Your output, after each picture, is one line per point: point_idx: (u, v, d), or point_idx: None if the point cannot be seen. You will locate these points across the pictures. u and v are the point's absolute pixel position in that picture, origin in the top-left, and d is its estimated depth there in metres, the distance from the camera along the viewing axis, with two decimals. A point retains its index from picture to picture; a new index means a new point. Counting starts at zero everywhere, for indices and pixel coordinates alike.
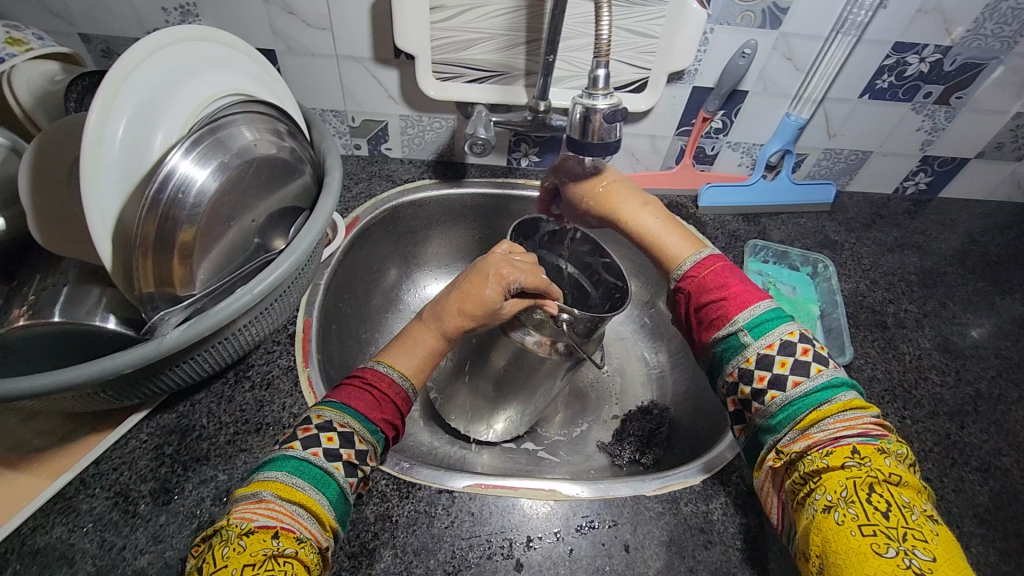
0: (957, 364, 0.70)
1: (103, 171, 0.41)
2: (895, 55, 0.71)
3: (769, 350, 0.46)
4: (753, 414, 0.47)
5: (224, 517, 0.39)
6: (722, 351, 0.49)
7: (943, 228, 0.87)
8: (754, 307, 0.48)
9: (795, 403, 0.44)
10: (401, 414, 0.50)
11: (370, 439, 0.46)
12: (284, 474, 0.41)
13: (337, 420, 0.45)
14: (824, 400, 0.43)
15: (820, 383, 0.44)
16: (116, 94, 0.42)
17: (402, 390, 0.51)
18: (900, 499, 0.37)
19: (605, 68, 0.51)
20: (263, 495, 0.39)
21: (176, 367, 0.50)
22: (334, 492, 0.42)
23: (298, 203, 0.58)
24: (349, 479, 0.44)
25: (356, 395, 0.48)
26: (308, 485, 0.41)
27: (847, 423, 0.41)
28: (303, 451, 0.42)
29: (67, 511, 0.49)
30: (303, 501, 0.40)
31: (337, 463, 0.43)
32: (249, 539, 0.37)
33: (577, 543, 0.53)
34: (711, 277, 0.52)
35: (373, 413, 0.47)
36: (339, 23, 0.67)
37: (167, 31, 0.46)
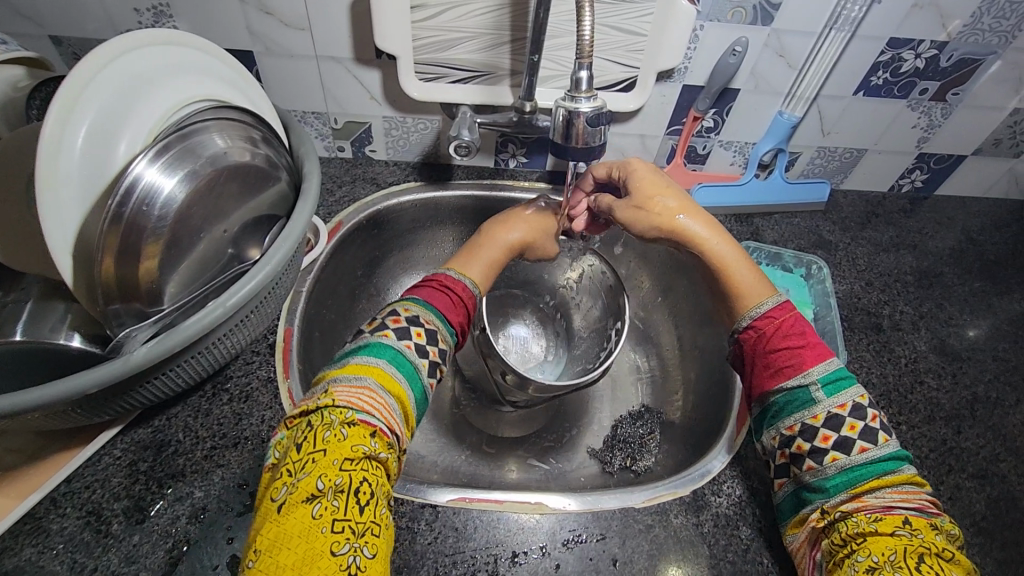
0: (953, 367, 0.69)
1: (61, 183, 0.39)
2: (890, 51, 0.69)
3: (841, 410, 0.48)
4: (802, 471, 0.49)
5: (323, 398, 0.43)
6: (784, 400, 0.51)
7: (939, 226, 0.86)
8: (829, 362, 0.50)
9: (857, 470, 0.46)
10: (470, 313, 0.57)
11: (447, 337, 0.52)
12: (384, 363, 0.46)
13: (422, 315, 0.51)
14: (886, 470, 0.45)
15: (885, 453, 0.46)
16: (75, 101, 0.40)
17: (470, 290, 0.58)
18: (951, 573, 0.39)
19: (588, 69, 0.49)
20: (365, 382, 0.44)
21: (148, 383, 0.48)
22: (418, 391, 0.47)
23: (275, 210, 0.56)
24: (430, 379, 0.49)
25: (436, 296, 0.54)
26: (401, 377, 0.46)
27: (903, 496, 0.44)
28: (396, 342, 0.48)
29: (37, 531, 0.48)
30: (395, 395, 0.45)
31: (424, 360, 0.48)
32: (351, 431, 0.40)
33: (564, 558, 0.51)
34: (787, 326, 0.53)
35: (449, 313, 0.54)
36: (318, 23, 0.65)
37: (134, 35, 0.44)
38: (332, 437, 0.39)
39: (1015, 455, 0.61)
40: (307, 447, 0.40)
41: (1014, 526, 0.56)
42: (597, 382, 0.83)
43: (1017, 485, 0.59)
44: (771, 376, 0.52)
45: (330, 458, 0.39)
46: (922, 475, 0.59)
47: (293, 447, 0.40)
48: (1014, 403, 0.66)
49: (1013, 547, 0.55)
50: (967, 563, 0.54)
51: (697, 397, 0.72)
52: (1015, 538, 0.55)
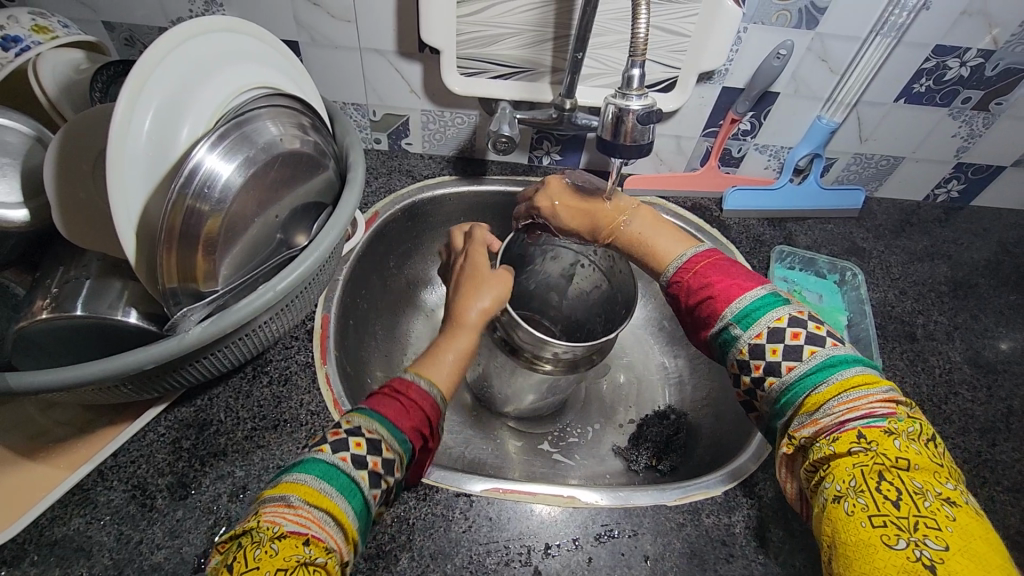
0: (988, 379, 0.69)
1: (128, 165, 0.40)
2: (935, 59, 0.68)
3: (759, 339, 0.45)
4: (761, 399, 0.46)
5: (253, 517, 0.39)
6: (720, 345, 0.48)
7: (974, 237, 0.85)
8: (742, 298, 0.47)
9: (793, 388, 0.43)
10: (432, 423, 0.48)
11: (398, 448, 0.44)
12: (313, 479, 0.40)
13: (367, 425, 0.44)
14: (821, 382, 0.42)
15: (813, 366, 0.43)
16: (143, 85, 0.41)
17: (429, 395, 0.48)
18: (911, 485, 0.36)
19: (640, 67, 0.50)
20: (290, 498, 0.39)
21: (195, 363, 0.50)
22: (360, 503, 0.41)
23: (321, 197, 0.57)
24: (373, 489, 0.42)
25: (387, 402, 0.47)
26: (335, 492, 0.40)
27: (852, 404, 0.40)
28: (331, 454, 0.42)
29: (85, 503, 0.49)
30: (326, 507, 0.39)
31: (363, 472, 0.42)
32: (282, 543, 0.36)
33: (596, 553, 0.52)
34: (695, 276, 0.50)
35: (401, 421, 0.45)
36: (364, 15, 0.66)
37: (196, 22, 0.45)
38: (262, 554, 0.36)
39: None
40: (239, 565, 0.36)
41: None
42: (623, 381, 0.83)
43: None
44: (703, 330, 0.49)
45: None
46: None
47: (225, 565, 0.37)
48: None
49: None
50: None
51: (726, 400, 0.72)
52: None
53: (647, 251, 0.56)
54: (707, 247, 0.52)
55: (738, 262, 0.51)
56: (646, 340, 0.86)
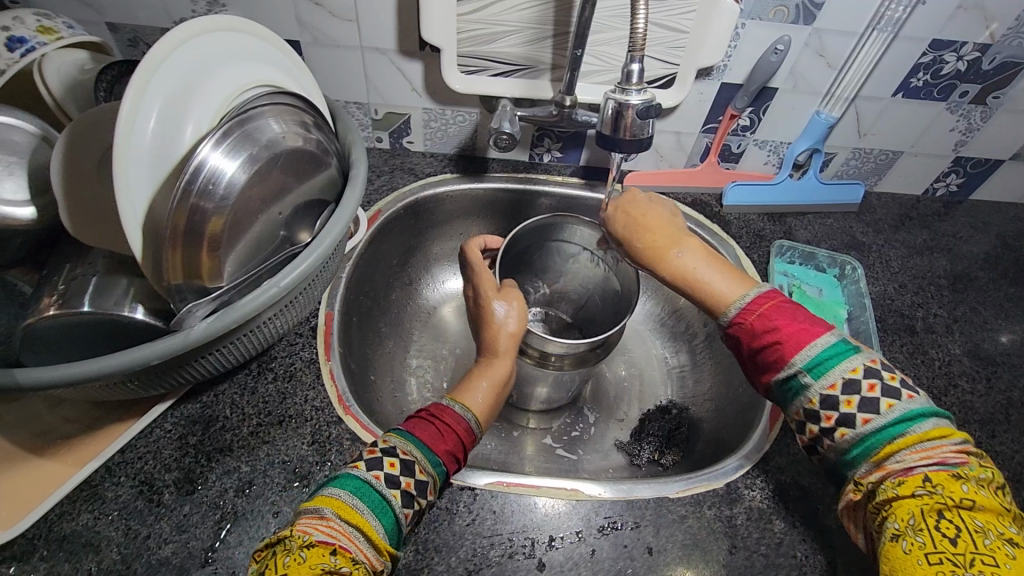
0: (988, 371, 0.69)
1: (134, 162, 0.41)
2: (932, 53, 0.69)
3: (832, 391, 0.44)
4: (825, 449, 0.46)
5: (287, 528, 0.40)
6: (783, 393, 0.47)
7: (973, 230, 0.85)
8: (811, 346, 0.45)
9: (866, 441, 0.42)
10: (466, 446, 0.50)
11: (431, 471, 0.45)
12: (345, 493, 0.41)
13: (402, 446, 0.45)
14: (898, 433, 0.42)
15: (892, 418, 0.42)
16: (147, 84, 0.42)
17: (464, 419, 0.50)
18: (972, 523, 0.37)
19: (639, 62, 0.50)
20: (323, 512, 0.39)
21: (201, 359, 0.50)
22: (391, 521, 0.41)
23: (323, 195, 0.57)
24: (406, 509, 0.43)
25: (423, 427, 0.48)
26: (367, 509, 0.41)
27: (925, 453, 0.41)
28: (365, 471, 0.42)
29: (93, 498, 0.50)
30: (358, 523, 0.39)
31: (395, 491, 0.42)
32: (310, 552, 0.37)
33: (599, 544, 0.52)
34: (758, 321, 0.47)
35: (436, 444, 0.47)
36: (365, 14, 0.66)
37: (198, 22, 0.46)
38: (290, 562, 0.36)
39: None
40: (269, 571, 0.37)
41: None
42: (624, 376, 0.83)
43: None
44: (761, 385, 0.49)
45: None
46: None
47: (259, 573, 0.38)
48: None
49: None
50: None
51: (728, 393, 0.72)
52: None
53: (697, 292, 0.52)
54: (769, 290, 0.49)
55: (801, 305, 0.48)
56: (648, 336, 0.86)
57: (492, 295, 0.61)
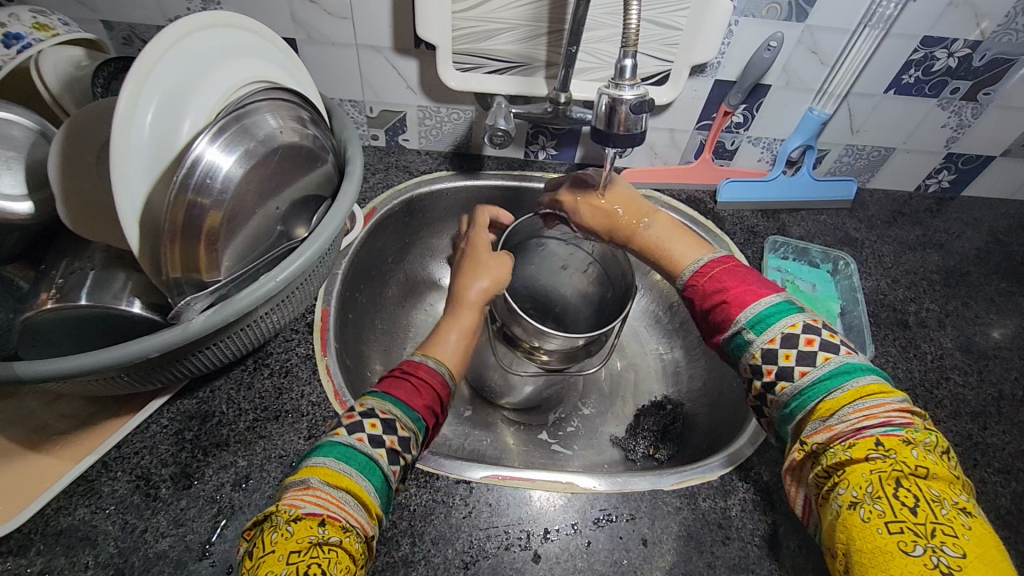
0: (979, 365, 0.70)
1: (132, 157, 0.41)
2: (923, 50, 0.70)
3: (773, 345, 0.45)
4: (771, 406, 0.46)
5: (274, 503, 0.40)
6: (732, 350, 0.48)
7: (965, 226, 0.86)
8: (758, 303, 0.47)
9: (805, 393, 0.43)
10: (443, 400, 0.50)
11: (412, 427, 0.45)
12: (332, 461, 0.41)
13: (380, 406, 0.45)
14: (836, 388, 0.42)
15: (828, 371, 0.43)
16: (144, 79, 0.42)
17: (439, 373, 0.51)
18: (928, 493, 0.37)
19: (633, 58, 0.50)
20: (309, 482, 0.39)
21: (198, 353, 0.50)
22: (379, 480, 0.42)
23: (320, 191, 0.58)
24: (393, 467, 0.43)
25: (398, 385, 0.48)
26: (354, 471, 0.41)
27: (868, 413, 0.40)
28: (348, 437, 0.42)
29: (90, 493, 0.50)
30: (347, 487, 0.40)
31: (381, 450, 0.42)
32: (298, 525, 0.37)
33: (594, 536, 0.53)
34: (709, 283, 0.51)
35: (413, 400, 0.47)
36: (361, 12, 0.67)
37: (196, 18, 0.46)
38: (278, 538, 0.37)
39: None
40: (258, 549, 0.37)
41: None
42: (620, 372, 0.84)
43: None
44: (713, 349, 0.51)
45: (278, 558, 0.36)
46: None
47: (250, 547, 0.38)
48: None
49: None
50: None
51: (722, 388, 0.73)
52: None
53: (660, 254, 0.57)
54: (724, 254, 0.53)
55: (752, 268, 0.51)
56: (643, 332, 0.87)
57: (483, 262, 0.64)
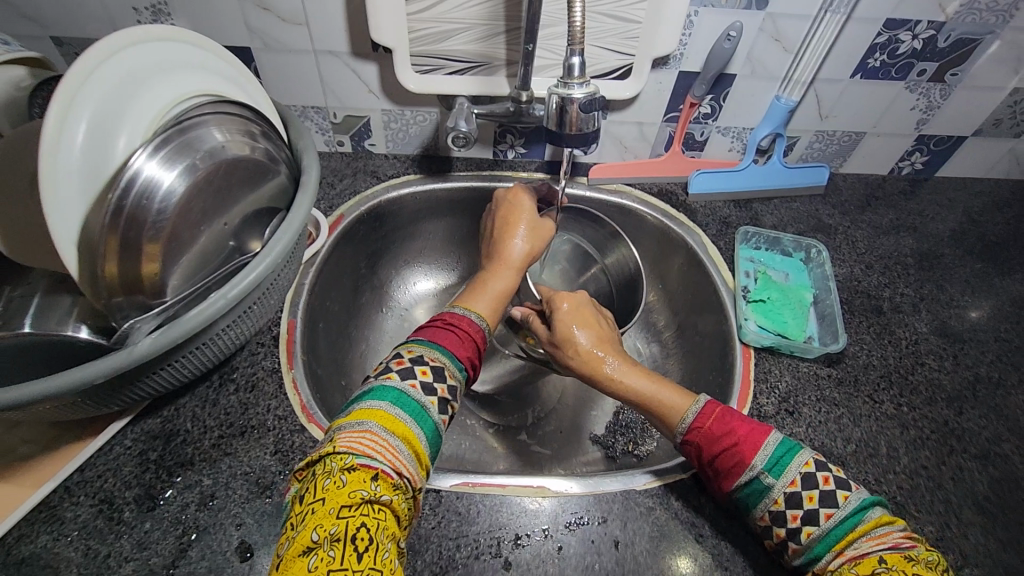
0: (954, 348, 0.69)
1: (63, 178, 0.40)
2: (887, 33, 0.69)
3: (793, 488, 0.47)
4: (792, 554, 0.47)
5: (327, 445, 0.40)
6: (744, 497, 0.49)
7: (940, 208, 0.85)
8: (766, 445, 0.49)
9: (831, 534, 0.45)
10: (482, 353, 0.53)
11: (458, 375, 0.48)
12: (388, 406, 0.42)
13: (428, 354, 0.47)
14: (858, 521, 0.44)
15: (850, 510, 0.45)
16: (74, 96, 0.41)
17: (481, 327, 0.53)
18: None
19: (580, 55, 0.49)
20: (368, 425, 0.41)
21: (156, 374, 0.49)
22: (429, 429, 0.44)
23: (275, 203, 0.57)
24: (441, 415, 0.46)
25: (441, 334, 0.50)
26: (408, 417, 0.43)
27: (878, 539, 0.43)
28: (401, 381, 0.44)
29: (52, 519, 0.49)
30: (402, 435, 0.41)
31: (432, 397, 0.45)
32: (351, 476, 0.37)
33: (566, 540, 0.52)
34: (715, 425, 0.51)
35: (457, 349, 0.50)
36: (315, 18, 0.66)
37: (129, 32, 0.45)
38: (331, 485, 0.37)
39: (1017, 434, 0.62)
40: (309, 494, 0.37)
41: (1016, 505, 0.57)
42: None
43: (1019, 464, 0.60)
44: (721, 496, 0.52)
45: (327, 508, 0.36)
46: (923, 456, 0.60)
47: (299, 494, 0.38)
48: (1016, 383, 0.66)
49: (1015, 525, 0.55)
50: (968, 543, 0.54)
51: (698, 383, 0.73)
52: (1017, 516, 0.56)
53: (651, 401, 0.55)
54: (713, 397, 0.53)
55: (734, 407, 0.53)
56: None
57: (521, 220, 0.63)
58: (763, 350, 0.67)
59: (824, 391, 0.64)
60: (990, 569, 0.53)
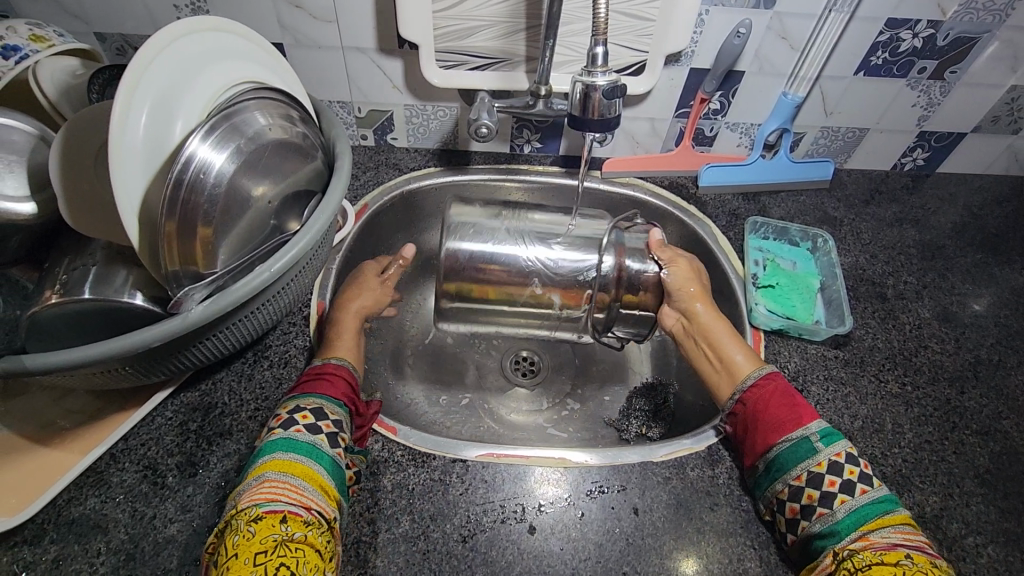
0: (956, 332, 0.72)
1: (129, 155, 0.43)
2: (888, 31, 0.72)
3: (837, 458, 0.51)
4: (810, 521, 0.50)
5: (231, 510, 0.46)
6: (785, 454, 0.53)
7: (941, 202, 0.88)
8: (818, 419, 0.55)
9: (861, 509, 0.49)
10: (354, 386, 0.58)
11: (340, 411, 0.54)
12: (278, 454, 0.48)
13: (303, 403, 0.53)
14: (887, 510, 0.49)
15: (880, 496, 0.50)
16: (138, 81, 0.44)
17: (344, 365, 0.59)
18: None
19: (603, 45, 0.52)
20: (266, 476, 0.46)
21: (200, 344, 0.52)
22: (328, 461, 0.49)
23: (310, 186, 0.60)
24: (336, 449, 0.51)
25: (313, 384, 0.56)
26: (304, 458, 0.48)
27: (903, 536, 0.47)
28: (285, 433, 0.50)
29: (99, 483, 0.52)
30: (302, 475, 0.47)
31: (320, 436, 0.51)
32: (258, 526, 0.43)
33: (588, 507, 0.55)
34: (783, 389, 0.57)
35: (329, 390, 0.55)
36: (345, 15, 0.69)
37: (182, 22, 0.48)
38: (239, 540, 0.43)
39: (1017, 412, 0.64)
40: (222, 552, 0.43)
41: (1016, 477, 0.59)
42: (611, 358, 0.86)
43: (1019, 440, 0.62)
44: (750, 457, 0.55)
45: (244, 557, 0.42)
46: (927, 432, 0.62)
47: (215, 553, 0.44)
48: (1015, 365, 0.69)
49: (1016, 496, 0.58)
50: (971, 512, 0.57)
51: None
52: (1017, 488, 0.59)
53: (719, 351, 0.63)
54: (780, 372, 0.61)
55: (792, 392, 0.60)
56: None
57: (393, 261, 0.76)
58: (772, 333, 0.70)
59: (831, 371, 0.67)
60: (992, 536, 0.55)
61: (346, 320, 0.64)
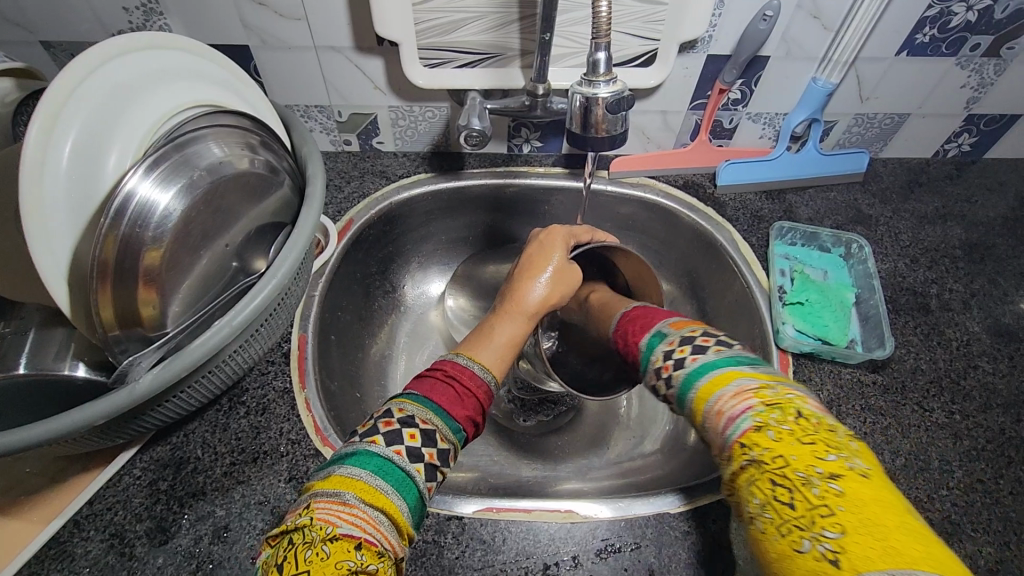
0: (1010, 348, 0.64)
1: (49, 206, 0.37)
2: (939, 5, 0.62)
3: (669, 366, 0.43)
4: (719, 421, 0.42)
5: (299, 515, 0.35)
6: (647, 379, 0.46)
7: (990, 193, 0.79)
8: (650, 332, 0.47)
9: (687, 410, 0.40)
10: (484, 409, 0.46)
11: (452, 439, 0.42)
12: (367, 474, 0.37)
13: (420, 414, 0.41)
14: (693, 394, 0.39)
15: (688, 376, 0.40)
16: (58, 116, 0.38)
17: (485, 382, 0.47)
18: (797, 476, 0.32)
19: (605, 51, 0.47)
20: (346, 497, 0.35)
21: (160, 406, 0.46)
22: (414, 499, 0.38)
23: (278, 217, 0.53)
24: (428, 483, 0.40)
25: (438, 388, 0.44)
26: (391, 488, 0.37)
27: (718, 411, 0.37)
28: (385, 448, 0.39)
29: (62, 556, 0.47)
30: (384, 507, 0.36)
31: (418, 466, 0.39)
32: (334, 547, 0.33)
33: (598, 569, 0.49)
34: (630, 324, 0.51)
35: (456, 409, 0.43)
36: (315, 12, 0.61)
37: (115, 42, 0.41)
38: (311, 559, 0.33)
39: None
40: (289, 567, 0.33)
41: None
42: None
43: None
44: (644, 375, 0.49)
45: None
46: (979, 469, 0.55)
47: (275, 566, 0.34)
48: None
49: None
50: None
51: None
52: None
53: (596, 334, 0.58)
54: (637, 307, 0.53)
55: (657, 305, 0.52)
56: None
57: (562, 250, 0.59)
58: (802, 356, 0.63)
59: (869, 399, 0.60)
60: None
61: (514, 315, 0.54)
